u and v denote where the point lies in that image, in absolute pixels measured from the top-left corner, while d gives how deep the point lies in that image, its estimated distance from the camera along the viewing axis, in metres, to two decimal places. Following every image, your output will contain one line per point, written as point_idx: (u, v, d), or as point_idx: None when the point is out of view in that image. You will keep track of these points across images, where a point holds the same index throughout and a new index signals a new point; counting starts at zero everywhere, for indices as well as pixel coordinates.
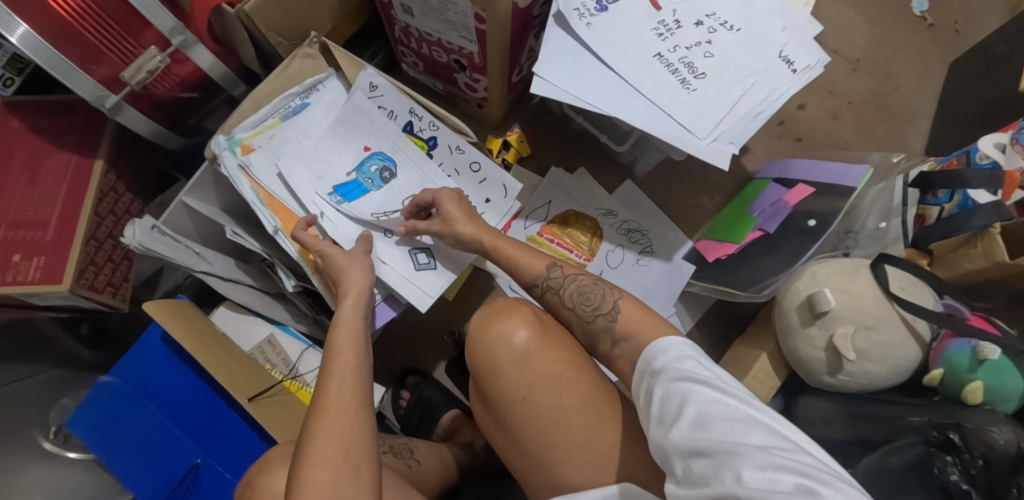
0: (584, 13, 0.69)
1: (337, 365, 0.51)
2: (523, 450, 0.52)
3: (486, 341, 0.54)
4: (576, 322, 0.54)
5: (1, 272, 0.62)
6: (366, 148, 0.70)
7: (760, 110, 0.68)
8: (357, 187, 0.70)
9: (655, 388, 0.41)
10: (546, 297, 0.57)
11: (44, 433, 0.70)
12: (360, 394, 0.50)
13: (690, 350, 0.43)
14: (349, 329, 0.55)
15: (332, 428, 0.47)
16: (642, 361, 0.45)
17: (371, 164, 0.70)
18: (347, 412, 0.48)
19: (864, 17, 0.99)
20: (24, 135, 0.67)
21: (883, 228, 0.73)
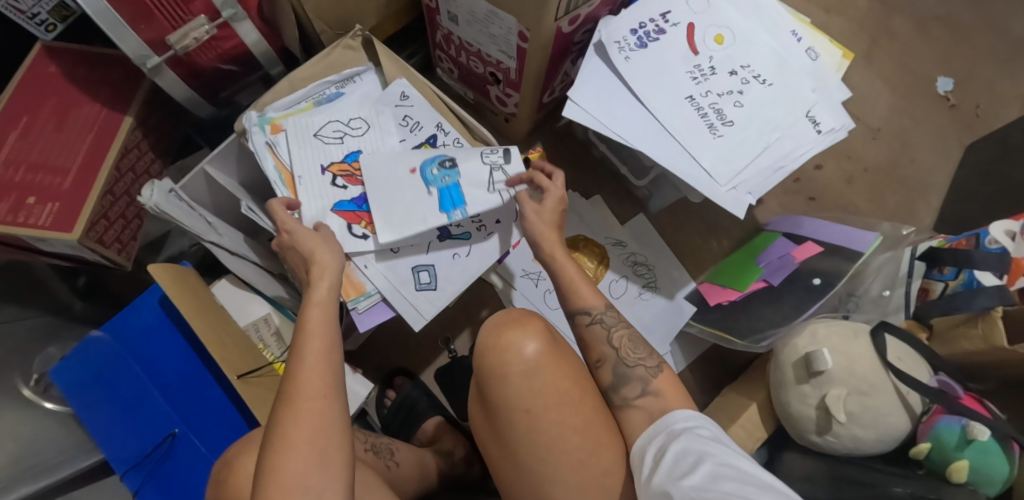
0: (624, 46, 0.70)
1: (308, 354, 0.49)
2: (516, 462, 0.52)
3: (498, 350, 0.53)
4: (617, 361, 0.54)
5: (13, 212, 0.61)
6: (411, 168, 0.66)
7: (782, 165, 0.70)
8: (447, 189, 0.65)
9: (671, 445, 0.43)
10: (591, 328, 0.56)
11: (25, 380, 0.70)
12: (330, 376, 0.49)
13: (710, 424, 0.45)
14: (320, 312, 0.53)
15: (309, 412, 0.46)
16: (660, 423, 0.47)
17: (431, 167, 0.65)
18: (318, 397, 0.47)
19: (889, 88, 1.02)
20: (57, 81, 0.67)
21: (886, 296, 0.75)
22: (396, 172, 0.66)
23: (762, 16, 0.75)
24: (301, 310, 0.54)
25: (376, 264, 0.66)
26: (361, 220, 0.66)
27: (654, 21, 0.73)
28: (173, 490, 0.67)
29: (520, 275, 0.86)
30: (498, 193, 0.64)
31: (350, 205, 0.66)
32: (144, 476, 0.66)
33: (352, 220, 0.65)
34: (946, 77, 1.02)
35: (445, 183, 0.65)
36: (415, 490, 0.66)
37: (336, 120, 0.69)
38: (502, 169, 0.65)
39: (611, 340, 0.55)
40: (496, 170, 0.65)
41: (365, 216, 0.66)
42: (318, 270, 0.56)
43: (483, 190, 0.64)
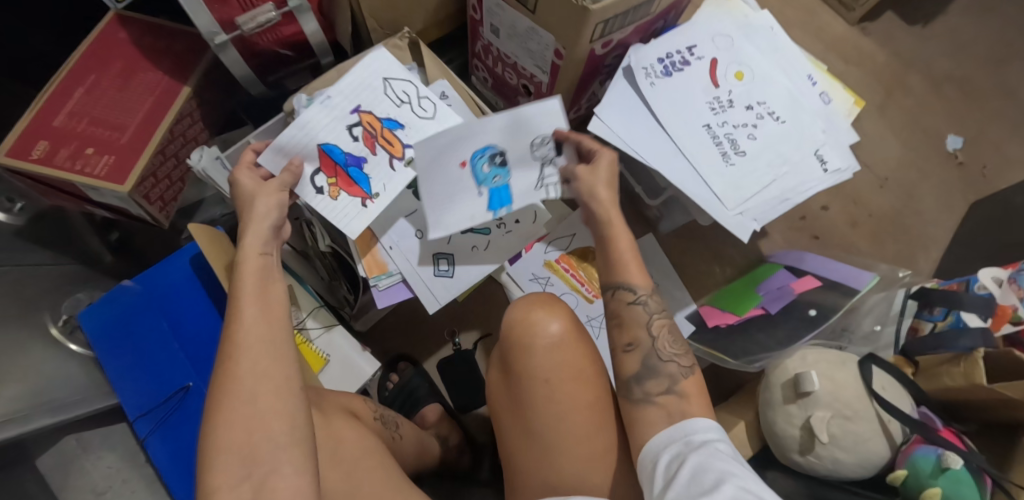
0: (650, 73, 0.76)
1: (243, 312, 0.48)
2: (527, 433, 0.55)
3: (522, 329, 0.57)
4: (651, 351, 0.54)
5: (73, 160, 0.67)
6: (462, 162, 0.67)
7: (787, 197, 0.74)
8: (498, 190, 0.67)
9: (689, 460, 0.43)
10: (633, 307, 0.55)
11: (54, 319, 0.74)
12: (267, 330, 0.47)
13: (728, 443, 0.46)
14: (254, 270, 0.51)
15: (251, 366, 0.45)
16: (677, 434, 0.47)
17: (481, 164, 0.67)
18: (253, 353, 0.45)
19: (899, 142, 1.07)
20: (126, 47, 0.73)
21: (877, 331, 0.78)
22: (444, 164, 0.67)
23: (781, 60, 0.81)
24: (234, 268, 0.52)
25: (401, 246, 0.70)
26: (332, 177, 0.65)
27: (680, 54, 0.78)
28: (178, 441, 0.69)
29: (529, 278, 0.90)
30: (544, 193, 0.65)
31: (341, 156, 0.66)
32: (153, 425, 0.70)
33: (327, 171, 0.65)
34: (956, 136, 1.08)
35: (495, 184, 0.67)
36: (410, 467, 0.68)
37: (410, 87, 0.69)
38: (553, 163, 0.66)
39: (650, 327, 0.55)
40: (546, 164, 0.66)
41: (339, 178, 0.66)
42: (253, 219, 0.54)
43: (530, 188, 0.66)
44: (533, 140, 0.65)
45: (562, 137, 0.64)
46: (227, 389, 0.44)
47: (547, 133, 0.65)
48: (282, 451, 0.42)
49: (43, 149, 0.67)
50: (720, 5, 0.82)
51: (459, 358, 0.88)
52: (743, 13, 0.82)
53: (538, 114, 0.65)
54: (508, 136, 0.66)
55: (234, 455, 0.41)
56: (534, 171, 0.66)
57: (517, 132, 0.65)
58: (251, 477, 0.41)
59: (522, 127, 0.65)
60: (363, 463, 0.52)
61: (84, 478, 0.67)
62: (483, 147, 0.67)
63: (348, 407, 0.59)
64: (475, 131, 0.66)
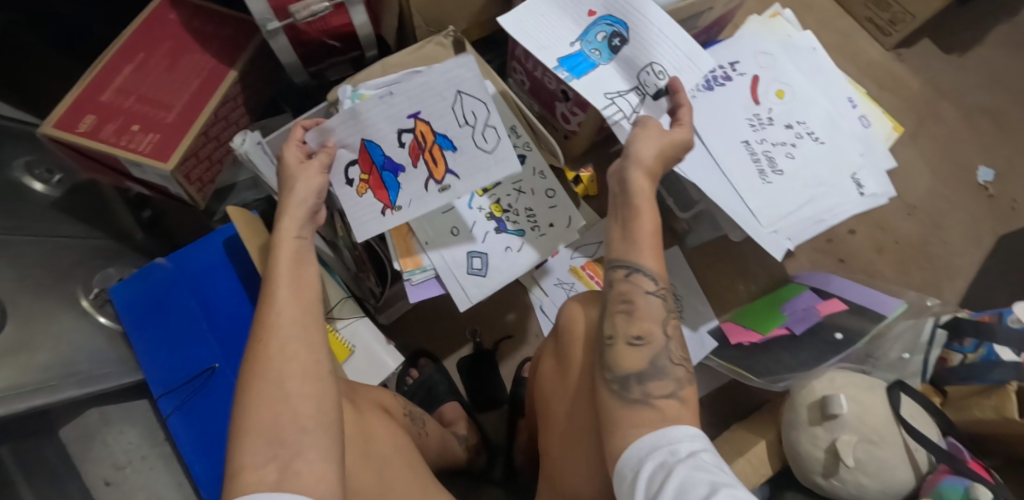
0: (692, 86, 0.77)
1: (275, 298, 0.48)
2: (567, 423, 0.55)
3: (569, 332, 0.57)
4: (662, 350, 0.50)
5: (118, 136, 0.68)
6: (591, 13, 0.64)
7: (822, 218, 0.74)
8: (584, 59, 0.64)
9: (672, 470, 0.40)
10: (647, 296, 0.51)
11: (86, 292, 0.74)
12: (299, 316, 0.47)
13: (705, 445, 0.43)
14: (288, 255, 0.51)
15: (280, 349, 0.45)
16: (650, 440, 0.44)
17: (598, 31, 0.64)
18: (282, 337, 0.46)
19: (929, 170, 1.07)
20: (176, 28, 0.73)
21: (905, 359, 0.77)
22: (580, 2, 0.65)
23: (822, 81, 0.81)
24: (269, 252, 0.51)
25: (437, 242, 0.70)
26: (365, 174, 0.65)
27: (722, 69, 0.79)
28: (199, 423, 0.69)
29: (553, 283, 0.90)
30: (609, 105, 0.64)
31: (380, 157, 0.64)
32: (177, 403, 0.70)
33: (363, 167, 0.64)
34: (987, 168, 1.08)
35: (588, 54, 0.64)
36: (432, 464, 0.68)
37: (479, 109, 0.63)
38: (642, 97, 0.64)
39: (661, 324, 0.51)
40: (637, 90, 0.64)
41: (371, 178, 0.65)
42: (292, 201, 0.54)
43: (606, 90, 0.64)
44: (650, 63, 0.63)
45: (672, 89, 0.61)
46: (256, 371, 0.44)
47: (670, 72, 0.63)
48: (307, 435, 0.42)
49: (90, 122, 0.68)
50: (764, 24, 0.82)
51: (479, 358, 0.88)
52: (786, 32, 0.83)
53: (679, 58, 0.63)
54: (643, 35, 0.63)
55: (260, 436, 0.41)
56: (624, 82, 0.65)
57: (655, 42, 0.63)
58: (278, 457, 0.41)
59: (667, 43, 0.63)
60: (394, 459, 0.53)
61: (105, 452, 0.67)
62: (619, 19, 0.64)
63: (381, 402, 0.59)
64: (637, 5, 0.63)
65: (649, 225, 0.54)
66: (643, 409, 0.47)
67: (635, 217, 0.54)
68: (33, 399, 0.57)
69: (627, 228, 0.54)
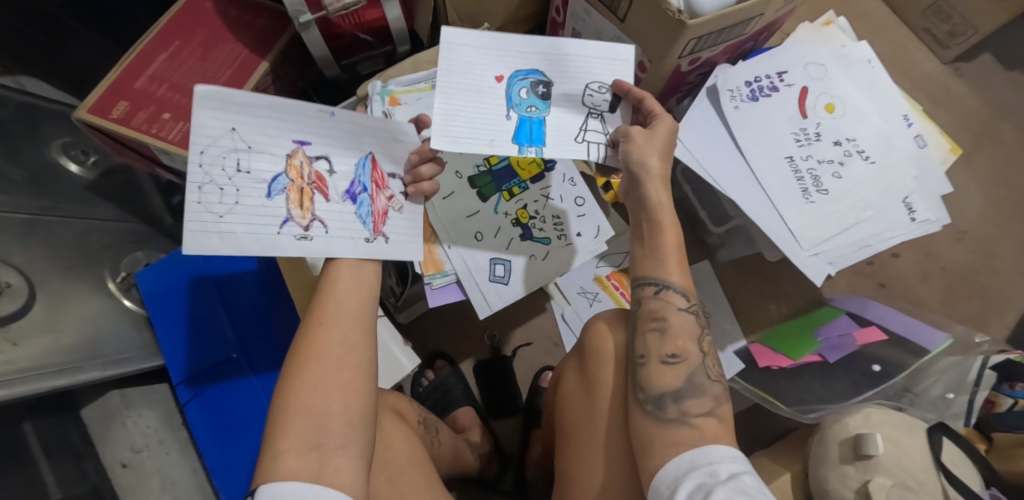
0: (736, 96, 0.72)
1: (338, 286, 0.49)
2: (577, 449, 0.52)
3: (594, 351, 0.54)
4: (699, 367, 0.48)
5: (150, 123, 0.68)
6: (497, 77, 0.55)
7: (867, 243, 0.70)
8: (529, 124, 0.55)
9: (714, 491, 0.38)
10: (680, 314, 0.49)
11: (112, 275, 0.74)
12: (358, 309, 0.48)
13: (744, 467, 0.41)
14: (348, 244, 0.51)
15: (342, 339, 0.46)
16: (687, 457, 0.42)
17: (518, 87, 0.55)
18: (345, 327, 0.47)
19: (985, 194, 1.01)
20: (211, 17, 0.73)
21: (948, 398, 0.73)
22: (476, 75, 0.55)
23: (875, 97, 0.76)
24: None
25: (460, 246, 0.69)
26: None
27: (769, 79, 0.75)
28: (216, 412, 0.69)
29: (576, 291, 0.87)
30: (587, 147, 0.56)
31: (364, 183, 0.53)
32: (194, 392, 0.69)
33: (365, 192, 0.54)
34: None
35: (530, 116, 0.55)
36: (443, 472, 0.67)
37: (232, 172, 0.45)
38: (602, 117, 0.56)
39: (699, 342, 0.49)
40: (593, 115, 0.56)
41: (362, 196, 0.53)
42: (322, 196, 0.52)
43: (572, 136, 0.56)
44: (589, 84, 0.57)
45: (622, 92, 0.56)
46: (312, 355, 0.45)
47: (608, 83, 0.57)
48: (350, 430, 0.43)
49: (123, 109, 0.68)
50: (816, 33, 0.78)
51: (496, 363, 0.87)
52: (839, 43, 0.78)
53: (608, 64, 0.57)
54: (560, 69, 0.56)
55: (309, 420, 0.42)
56: (578, 118, 0.56)
57: (576, 72, 0.56)
58: (320, 449, 0.41)
59: (581, 66, 0.57)
60: (408, 470, 0.51)
61: (124, 434, 0.66)
62: (528, 69, 0.56)
63: (396, 407, 0.58)
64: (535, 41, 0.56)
65: (673, 240, 0.52)
66: (671, 436, 0.44)
67: (659, 233, 0.52)
68: (54, 379, 0.57)
69: (651, 243, 0.52)
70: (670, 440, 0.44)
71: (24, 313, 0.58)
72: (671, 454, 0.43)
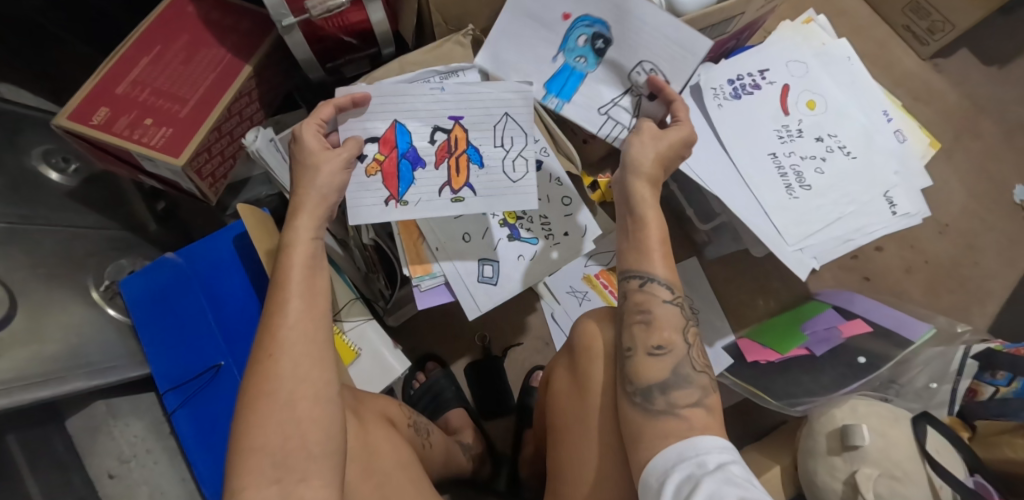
0: (719, 94, 0.73)
1: (288, 307, 0.45)
2: (569, 454, 0.51)
3: (584, 348, 0.55)
4: (685, 358, 0.48)
5: (132, 129, 0.68)
6: (564, 15, 0.62)
7: (851, 238, 0.71)
8: (570, 74, 0.65)
9: (702, 482, 0.38)
10: (666, 307, 0.50)
11: (96, 283, 0.73)
12: (312, 330, 0.45)
13: (733, 457, 0.41)
14: (305, 256, 0.48)
15: (292, 369, 0.43)
16: (677, 449, 0.42)
17: (579, 33, 0.63)
18: (296, 352, 0.44)
19: (965, 188, 1.03)
20: (193, 20, 0.72)
21: (932, 388, 0.75)
22: (551, 6, 0.62)
23: (856, 93, 0.77)
24: (286, 250, 0.49)
25: (447, 248, 0.69)
26: (383, 154, 0.59)
27: (752, 76, 0.75)
28: (204, 420, 0.67)
29: (566, 290, 0.88)
30: (603, 121, 0.65)
31: (405, 145, 0.60)
32: (182, 399, 0.68)
33: (382, 147, 0.59)
34: None
35: (574, 65, 0.64)
36: (435, 474, 0.67)
37: (519, 136, 0.61)
38: (638, 98, 0.64)
39: (686, 333, 0.49)
40: (631, 93, 0.64)
41: (388, 160, 0.59)
42: (307, 198, 0.50)
43: (597, 107, 0.65)
44: (637, 62, 0.62)
45: (656, 89, 0.60)
46: (264, 389, 0.43)
47: (661, 69, 0.62)
48: (314, 462, 0.42)
49: (104, 115, 0.67)
50: (798, 31, 0.79)
51: (487, 363, 0.87)
52: (820, 41, 0.79)
53: (671, 49, 0.60)
54: (622, 32, 0.62)
55: (266, 457, 0.41)
56: (615, 90, 0.65)
57: (639, 44, 0.62)
58: (281, 483, 0.40)
59: (641, 40, 0.61)
60: (395, 475, 0.51)
61: (111, 444, 0.65)
62: (596, 17, 0.62)
63: (385, 413, 0.58)
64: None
65: (656, 234, 0.52)
66: (661, 427, 0.44)
67: (644, 228, 0.52)
68: (38, 390, 0.55)
69: (634, 239, 0.52)
70: (660, 432, 0.44)
71: (6, 325, 0.57)
72: (660, 447, 0.43)
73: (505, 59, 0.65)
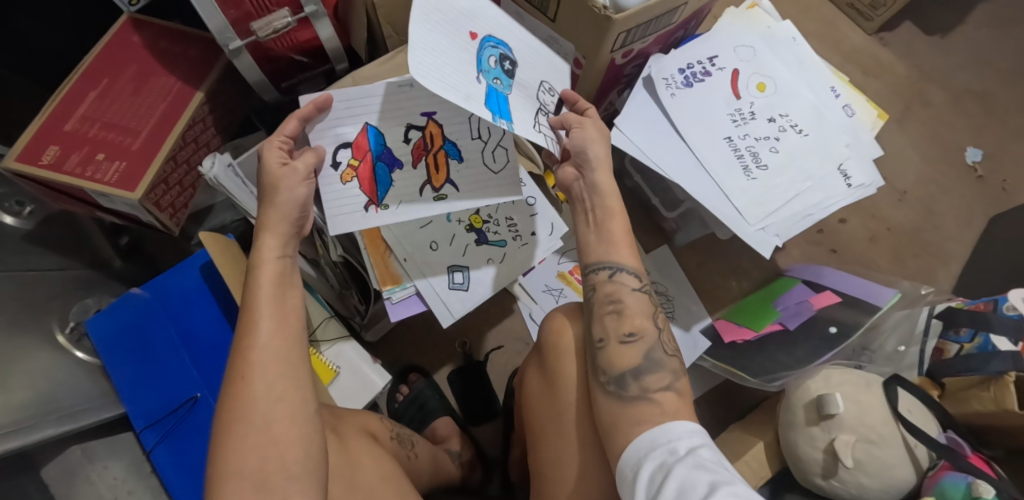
0: (671, 84, 0.74)
1: (259, 328, 0.45)
2: (551, 454, 0.51)
3: (553, 345, 0.55)
4: (655, 343, 0.49)
5: (83, 166, 0.66)
6: (472, 34, 0.52)
7: (811, 213, 0.72)
8: (494, 92, 0.52)
9: (674, 470, 0.39)
10: (633, 294, 0.51)
11: (61, 326, 0.71)
12: (284, 350, 0.45)
13: (703, 439, 0.42)
14: (271, 275, 0.48)
15: (266, 390, 0.43)
16: (650, 436, 0.43)
17: (489, 55, 0.53)
18: (267, 375, 0.43)
19: (919, 154, 1.06)
20: (140, 50, 0.71)
21: (901, 351, 0.78)
22: (455, 23, 0.51)
23: (803, 72, 0.79)
24: (249, 273, 0.48)
25: (416, 258, 0.68)
26: (357, 159, 0.60)
27: (701, 64, 0.77)
28: (184, 454, 0.66)
29: (542, 290, 0.89)
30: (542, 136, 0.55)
31: (379, 147, 0.61)
32: (161, 435, 0.66)
33: (355, 152, 0.60)
34: (976, 148, 1.07)
35: (497, 87, 0.52)
36: (425, 485, 0.67)
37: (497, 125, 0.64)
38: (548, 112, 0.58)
39: (655, 318, 0.51)
40: (542, 111, 0.57)
41: (363, 165, 0.61)
42: (273, 217, 0.50)
43: (532, 122, 0.54)
44: (539, 83, 0.58)
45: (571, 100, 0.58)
46: (235, 413, 0.42)
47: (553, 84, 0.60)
48: (293, 482, 0.41)
49: (53, 154, 0.66)
50: (743, 16, 0.81)
51: (469, 369, 0.87)
52: (766, 24, 0.81)
53: (551, 67, 0.60)
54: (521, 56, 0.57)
55: (246, 483, 0.40)
56: (532, 105, 0.56)
57: (532, 65, 0.58)
58: None
59: (533, 63, 0.58)
60: (380, 489, 0.51)
61: (90, 488, 0.62)
62: (498, 42, 0.54)
63: (367, 428, 0.58)
64: (494, 18, 0.55)
65: (621, 225, 0.54)
66: (634, 414, 0.45)
67: (609, 218, 0.53)
68: (8, 441, 0.54)
69: (599, 231, 0.53)
70: (634, 418, 0.45)
71: None
72: (636, 433, 0.44)
73: (434, 78, 0.47)
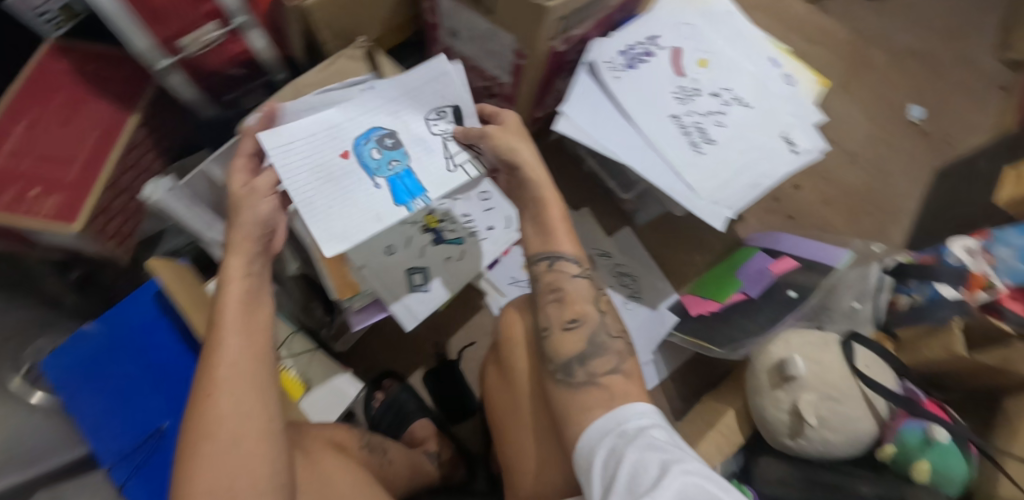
0: (613, 67, 0.75)
1: (226, 346, 0.45)
2: (515, 447, 0.52)
3: (505, 339, 0.56)
4: (597, 326, 0.50)
5: (16, 202, 0.64)
6: (343, 153, 0.54)
7: (760, 182, 0.74)
8: (398, 178, 0.56)
9: (626, 453, 0.39)
10: (574, 280, 0.52)
11: (15, 370, 0.69)
12: (255, 368, 0.45)
13: (651, 418, 0.43)
14: (239, 296, 0.47)
15: (234, 407, 0.42)
16: (603, 422, 0.43)
17: (368, 150, 0.55)
18: (235, 392, 0.43)
19: (865, 115, 1.09)
20: (67, 76, 0.68)
21: (857, 309, 0.79)
22: (323, 156, 0.53)
23: (742, 45, 0.80)
24: (218, 292, 0.48)
25: (373, 264, 0.67)
26: None
27: (642, 45, 0.77)
28: (160, 484, 0.65)
29: (507, 282, 0.88)
30: (461, 172, 0.57)
31: None
32: (132, 470, 0.65)
33: None
34: (919, 105, 1.10)
35: (395, 172, 0.55)
36: (404, 488, 0.67)
37: None
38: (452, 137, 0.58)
39: (596, 301, 0.52)
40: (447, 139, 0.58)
41: None
42: (238, 234, 0.49)
43: (442, 169, 0.57)
44: (425, 121, 0.58)
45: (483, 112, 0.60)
46: (199, 435, 0.41)
47: (439, 105, 0.58)
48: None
49: None
50: None
51: (443, 369, 0.87)
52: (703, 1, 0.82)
53: (432, 85, 0.58)
54: (394, 114, 0.57)
55: None
56: (435, 152, 0.57)
57: (407, 111, 0.57)
58: None
59: (406, 107, 0.57)
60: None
61: None
62: (368, 128, 0.56)
63: (333, 440, 0.58)
64: (349, 113, 0.55)
65: (558, 214, 0.54)
66: (583, 400, 0.46)
67: (544, 206, 0.53)
68: None
69: (538, 222, 0.54)
70: (583, 404, 0.46)
71: None
72: (589, 418, 0.44)
73: (349, 225, 0.53)
